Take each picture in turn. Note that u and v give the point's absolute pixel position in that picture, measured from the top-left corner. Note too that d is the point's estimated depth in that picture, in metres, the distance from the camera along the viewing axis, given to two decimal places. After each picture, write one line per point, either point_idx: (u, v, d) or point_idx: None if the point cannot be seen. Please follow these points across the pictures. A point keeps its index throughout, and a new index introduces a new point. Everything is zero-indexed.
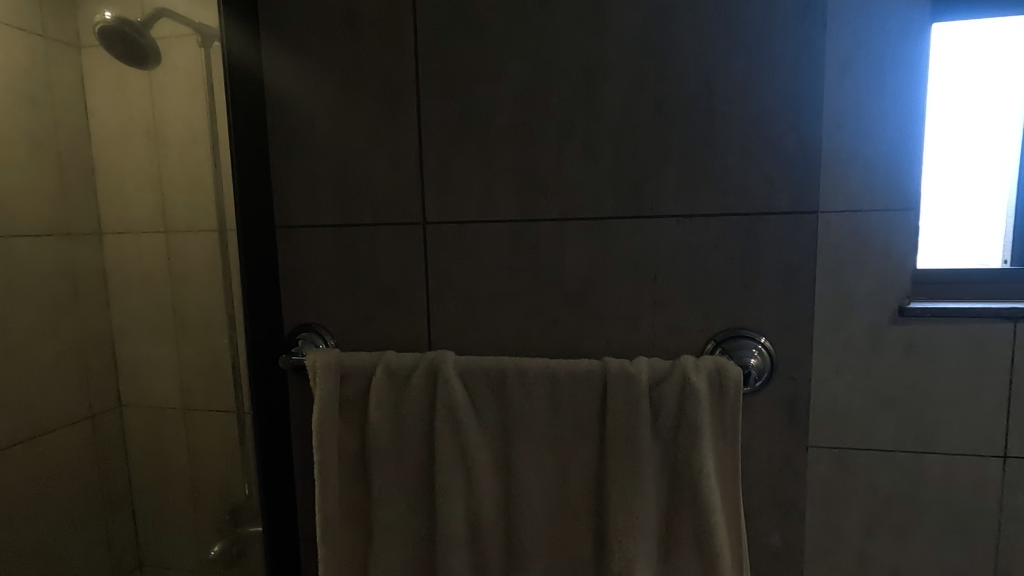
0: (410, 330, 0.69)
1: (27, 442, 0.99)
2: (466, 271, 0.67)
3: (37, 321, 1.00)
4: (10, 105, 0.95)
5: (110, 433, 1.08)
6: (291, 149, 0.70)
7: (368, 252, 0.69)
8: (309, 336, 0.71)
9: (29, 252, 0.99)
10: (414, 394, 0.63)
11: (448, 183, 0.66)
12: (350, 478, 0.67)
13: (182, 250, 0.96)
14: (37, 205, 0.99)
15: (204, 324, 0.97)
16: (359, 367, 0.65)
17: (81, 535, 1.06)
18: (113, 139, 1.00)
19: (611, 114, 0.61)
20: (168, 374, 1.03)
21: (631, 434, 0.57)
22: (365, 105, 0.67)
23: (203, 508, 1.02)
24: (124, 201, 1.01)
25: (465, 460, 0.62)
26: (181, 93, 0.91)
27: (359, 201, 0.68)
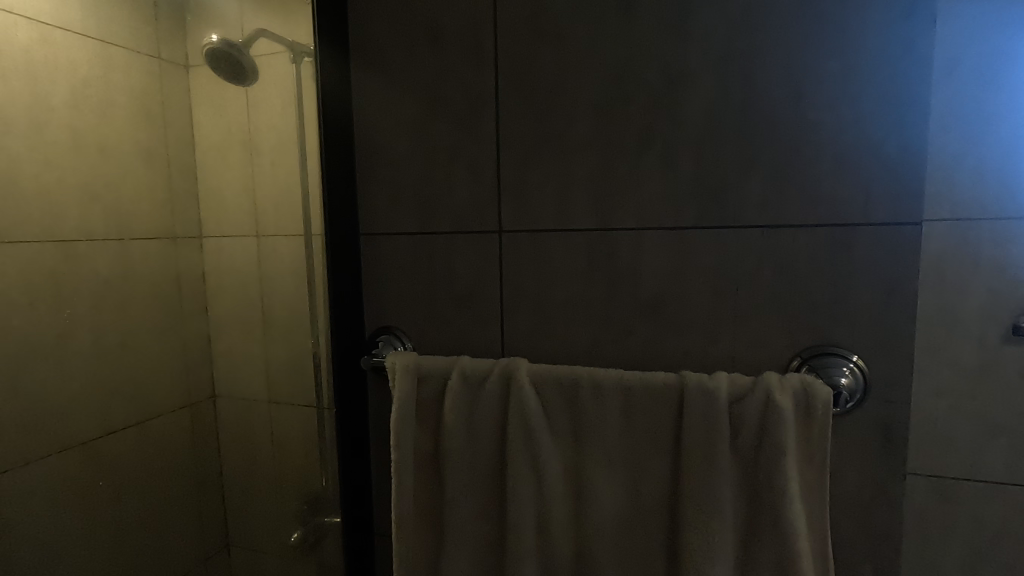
0: (484, 336, 0.71)
1: (138, 425, 1.10)
2: (540, 279, 0.67)
3: (147, 316, 1.10)
4: (128, 120, 1.05)
5: (205, 421, 1.17)
6: (375, 161, 0.73)
7: (446, 259, 0.71)
8: (388, 339, 0.75)
9: (142, 253, 1.08)
10: (487, 400, 0.64)
11: (524, 192, 0.67)
12: (425, 479, 0.69)
13: (271, 252, 1.03)
14: (149, 210, 1.09)
15: (288, 323, 1.03)
16: (435, 371, 0.67)
17: (180, 515, 1.15)
18: (213, 149, 1.09)
19: (693, 123, 0.60)
20: (256, 369, 1.11)
21: (710, 451, 0.55)
22: (445, 117, 0.69)
23: (286, 496, 1.08)
24: (221, 209, 1.10)
25: (537, 468, 0.62)
26: (274, 106, 0.97)
27: (437, 209, 0.71)
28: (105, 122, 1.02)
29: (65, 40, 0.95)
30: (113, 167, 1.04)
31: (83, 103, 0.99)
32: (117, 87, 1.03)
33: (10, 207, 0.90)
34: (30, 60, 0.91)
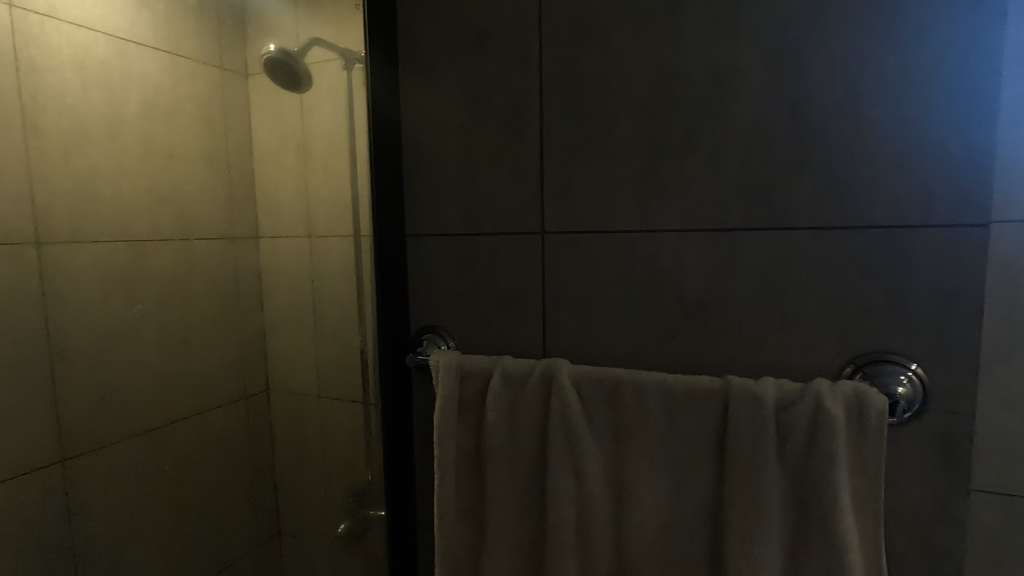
0: (526, 336, 0.71)
1: (197, 415, 1.16)
2: (582, 280, 0.67)
3: (208, 312, 1.16)
4: (193, 128, 1.11)
5: (259, 413, 1.23)
6: (421, 164, 0.75)
7: (489, 260, 0.72)
8: (432, 337, 0.76)
9: (205, 252, 1.15)
10: (529, 399, 0.65)
11: (567, 194, 0.67)
12: (466, 476, 0.70)
13: (321, 252, 1.08)
14: (211, 212, 1.15)
15: (337, 320, 1.07)
16: (477, 369, 0.68)
17: (236, 502, 1.22)
18: (270, 154, 1.14)
19: (741, 122, 0.59)
20: (306, 364, 1.17)
21: (755, 457, 0.54)
22: (490, 121, 0.70)
23: (332, 488, 1.13)
24: (277, 211, 1.16)
25: (577, 469, 0.62)
26: (326, 111, 1.01)
27: (481, 211, 0.72)
28: (173, 130, 1.09)
29: (138, 53, 1.02)
30: (179, 171, 1.10)
31: (153, 113, 1.05)
32: (184, 96, 1.10)
33: (89, 211, 0.97)
34: (107, 73, 0.98)
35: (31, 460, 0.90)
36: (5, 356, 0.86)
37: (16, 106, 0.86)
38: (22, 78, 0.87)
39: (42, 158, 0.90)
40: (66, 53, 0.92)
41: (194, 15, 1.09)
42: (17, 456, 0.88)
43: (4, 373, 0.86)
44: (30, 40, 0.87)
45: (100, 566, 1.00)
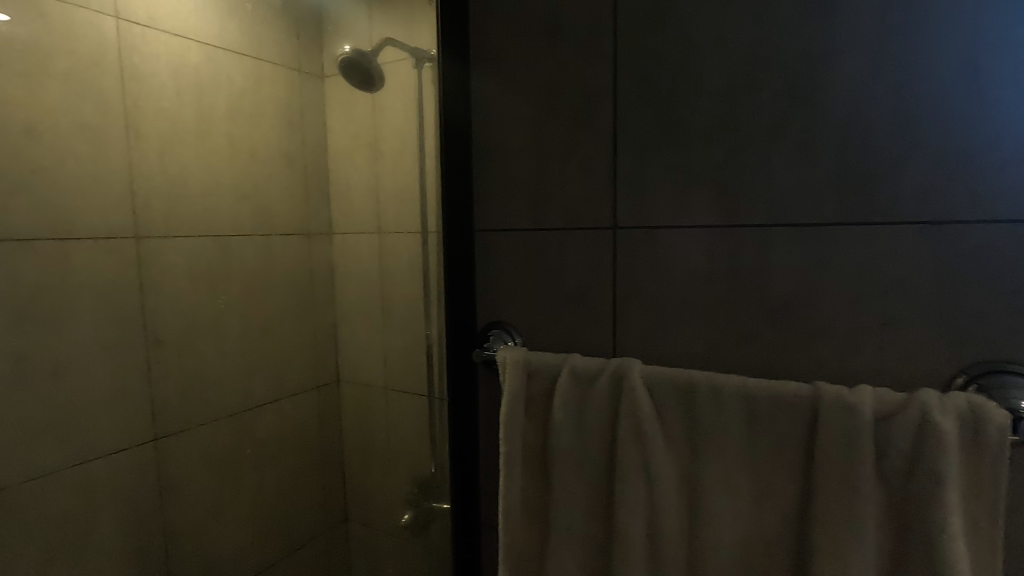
0: (595, 335, 0.69)
1: (274, 402, 1.21)
2: (655, 278, 0.65)
3: (285, 305, 1.21)
4: (274, 128, 1.17)
5: (330, 400, 1.30)
6: (491, 158, 0.74)
7: (558, 256, 0.71)
8: (499, 333, 0.76)
9: (282, 247, 1.20)
10: (598, 399, 0.63)
11: (641, 187, 0.64)
12: (531, 475, 0.69)
13: (390, 247, 1.13)
14: (289, 208, 1.21)
15: (404, 313, 1.12)
16: (545, 367, 0.66)
17: (309, 487, 1.28)
18: (343, 152, 1.20)
19: (838, 107, 0.54)
20: (373, 355, 1.22)
21: (849, 472, 0.50)
22: (561, 114, 0.68)
23: (397, 476, 1.19)
24: (349, 207, 1.22)
25: (648, 473, 0.60)
26: (397, 109, 1.05)
27: (550, 206, 0.70)
28: (256, 130, 1.14)
29: (225, 58, 1.08)
30: (260, 170, 1.16)
31: (238, 115, 1.11)
32: (266, 98, 1.15)
33: (181, 208, 1.04)
34: (198, 78, 1.04)
35: (129, 438, 0.97)
36: (109, 341, 0.93)
37: (120, 110, 0.93)
38: (126, 84, 0.94)
39: (142, 157, 0.97)
40: (163, 61, 0.99)
41: (276, 20, 1.14)
42: (118, 434, 0.95)
43: (108, 356, 0.93)
44: (132, 49, 0.94)
45: (187, 540, 1.07)
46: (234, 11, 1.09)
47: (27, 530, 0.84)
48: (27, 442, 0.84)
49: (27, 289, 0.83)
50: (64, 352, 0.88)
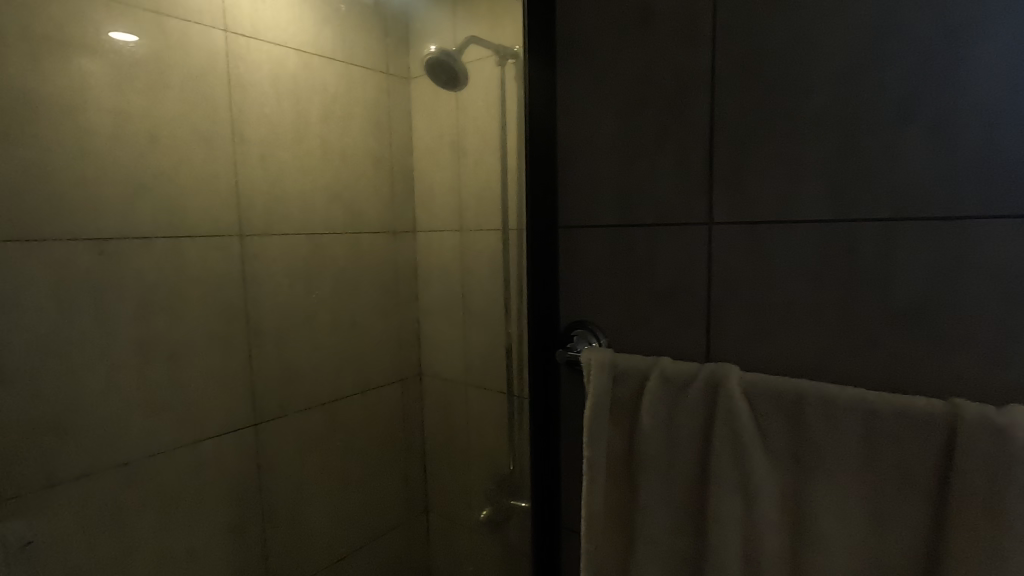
0: (687, 337, 0.65)
1: (360, 394, 1.26)
2: (756, 277, 0.60)
3: (372, 300, 1.26)
4: (363, 130, 1.21)
5: (412, 394, 1.34)
6: (577, 152, 0.72)
7: (647, 253, 0.67)
8: (583, 333, 0.73)
9: (370, 245, 1.24)
10: (691, 407, 0.59)
11: (742, 179, 0.59)
12: (617, 482, 0.66)
13: (472, 246, 1.16)
14: (377, 207, 1.25)
15: (484, 311, 1.15)
16: (633, 370, 0.63)
17: (393, 477, 1.33)
18: (427, 151, 1.24)
19: (983, 82, 0.47)
20: (454, 350, 1.26)
21: (995, 506, 0.43)
22: (653, 103, 0.65)
23: (475, 470, 1.22)
24: (431, 205, 1.25)
25: (746, 489, 0.56)
26: (479, 107, 1.08)
27: (640, 201, 0.67)
28: (347, 132, 1.19)
29: (320, 65, 1.13)
30: (350, 171, 1.20)
31: (330, 118, 1.16)
32: (356, 101, 1.19)
33: (280, 207, 1.10)
34: (296, 84, 1.10)
35: (233, 423, 1.04)
36: (217, 332, 1.01)
37: (227, 117, 1.00)
38: (232, 92, 1.00)
39: (246, 161, 1.03)
40: (265, 69, 1.05)
41: (367, 26, 1.18)
42: (223, 418, 1.03)
43: (216, 346, 1.01)
44: (238, 59, 1.01)
45: (283, 521, 1.14)
46: (328, 19, 1.14)
47: (147, 502, 0.93)
48: (149, 422, 0.92)
49: (147, 282, 0.91)
50: (178, 341, 0.95)
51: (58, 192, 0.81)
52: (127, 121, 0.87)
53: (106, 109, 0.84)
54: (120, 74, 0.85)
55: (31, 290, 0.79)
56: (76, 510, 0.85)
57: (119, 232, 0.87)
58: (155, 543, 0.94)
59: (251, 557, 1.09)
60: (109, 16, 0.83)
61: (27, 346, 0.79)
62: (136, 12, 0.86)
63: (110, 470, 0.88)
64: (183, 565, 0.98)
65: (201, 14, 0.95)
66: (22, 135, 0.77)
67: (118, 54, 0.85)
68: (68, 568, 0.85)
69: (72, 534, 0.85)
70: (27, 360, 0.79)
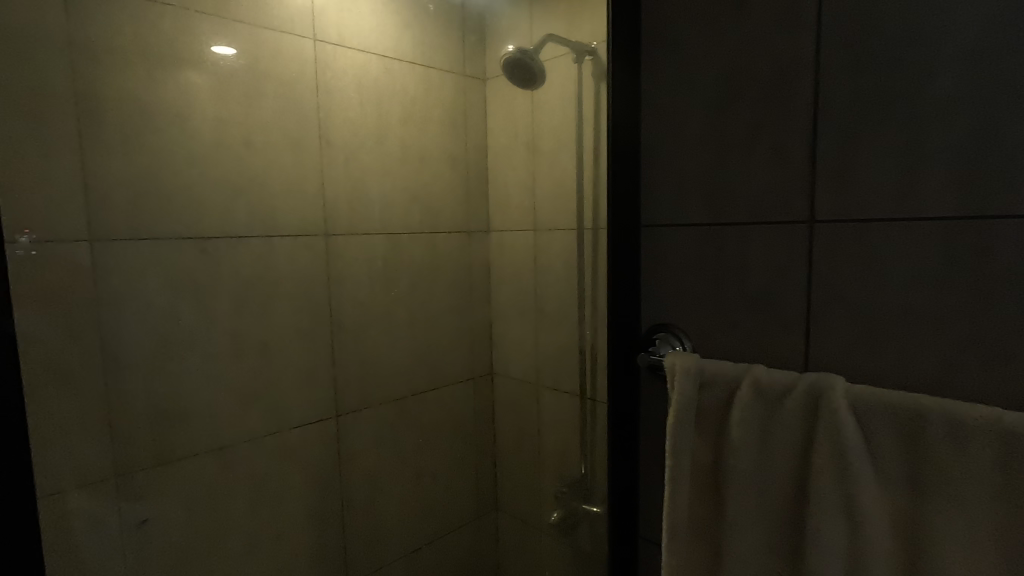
0: (783, 344, 0.61)
1: (434, 390, 1.28)
2: (864, 281, 0.55)
3: (447, 299, 1.28)
4: (441, 131, 1.23)
5: (484, 392, 1.36)
6: (662, 148, 0.69)
7: (738, 254, 0.63)
8: (666, 336, 0.71)
9: (446, 245, 1.26)
10: (787, 420, 0.55)
11: (849, 174, 0.55)
12: (702, 494, 0.63)
13: (546, 246, 1.16)
14: (452, 208, 1.26)
15: (558, 311, 1.15)
16: (722, 377, 0.60)
17: (465, 474, 1.35)
18: (502, 152, 1.25)
19: None
20: (527, 350, 1.26)
21: None
22: (747, 94, 0.61)
23: (546, 472, 1.24)
24: (506, 205, 1.26)
25: (851, 512, 0.51)
26: (556, 105, 1.09)
27: (731, 198, 0.63)
28: (425, 134, 1.21)
29: (401, 69, 1.16)
30: (428, 172, 1.22)
31: (410, 121, 1.18)
32: (434, 104, 1.21)
33: (362, 208, 1.13)
34: (378, 89, 1.13)
35: (317, 414, 1.09)
36: (304, 327, 1.06)
37: (316, 121, 1.04)
38: (320, 98, 1.04)
39: (332, 163, 1.08)
40: (350, 75, 1.09)
41: (445, 28, 1.21)
42: (309, 409, 1.08)
43: (303, 340, 1.06)
44: (326, 67, 1.05)
45: (360, 510, 1.18)
46: (409, 24, 1.16)
47: (239, 486, 0.99)
48: (242, 410, 0.98)
49: (242, 279, 0.97)
50: (269, 335, 1.01)
51: (167, 195, 0.87)
52: (226, 129, 0.93)
53: (209, 118, 0.90)
54: (221, 86, 0.91)
55: (143, 285, 0.86)
56: (178, 490, 0.91)
57: (218, 232, 0.93)
58: (246, 524, 1.00)
59: (331, 544, 1.13)
60: (212, 32, 0.89)
61: (140, 337, 0.86)
62: (236, 26, 0.92)
63: (208, 453, 0.94)
64: (271, 547, 1.04)
65: (294, 24, 0.99)
66: (137, 144, 0.84)
67: (219, 67, 0.91)
68: (172, 544, 0.91)
69: (175, 511, 0.91)
70: (140, 349, 0.86)
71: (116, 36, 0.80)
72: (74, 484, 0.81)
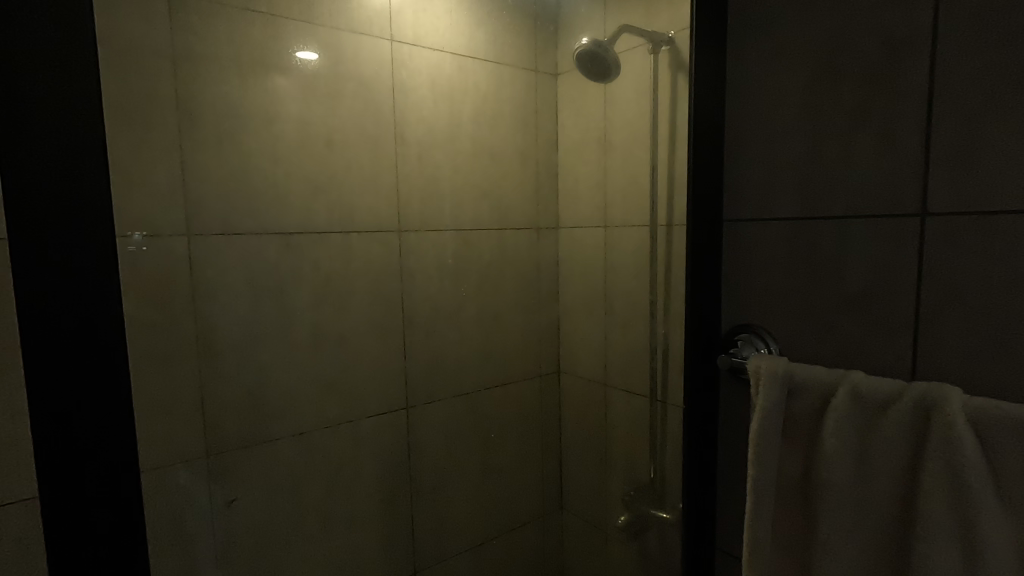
0: (887, 349, 0.56)
1: (502, 386, 1.28)
2: (986, 282, 0.49)
3: (516, 295, 1.28)
4: (512, 128, 1.23)
5: (551, 391, 1.34)
6: (750, 137, 0.65)
7: (835, 250, 0.58)
8: (748, 338, 0.66)
9: (515, 241, 1.26)
10: (892, 432, 0.50)
11: (971, 162, 0.49)
12: (789, 508, 0.59)
13: (618, 243, 1.14)
14: (521, 204, 1.26)
15: (629, 310, 1.12)
16: (814, 383, 0.55)
17: (530, 471, 1.34)
18: (572, 147, 1.23)
19: None
20: (595, 349, 1.24)
21: None
22: (849, 76, 0.56)
23: (613, 473, 1.22)
24: (577, 201, 1.24)
25: (967, 537, 0.46)
26: (630, 98, 1.06)
27: (828, 190, 0.58)
28: (496, 130, 1.21)
29: (474, 66, 1.16)
30: (498, 168, 1.22)
31: (482, 118, 1.19)
32: (506, 100, 1.21)
33: (434, 204, 1.15)
34: (451, 87, 1.14)
35: (389, 405, 1.12)
36: (377, 320, 1.09)
37: (391, 120, 1.07)
38: (395, 97, 1.07)
39: (406, 160, 1.10)
40: (425, 74, 1.10)
41: (518, 25, 1.20)
42: (382, 400, 1.11)
43: (377, 333, 1.09)
44: (402, 66, 1.07)
45: (429, 501, 1.20)
46: (482, 22, 1.17)
47: (315, 471, 1.03)
48: (320, 399, 1.02)
49: (322, 272, 1.01)
50: (345, 326, 1.05)
51: (255, 192, 0.92)
52: (310, 128, 0.97)
53: (294, 118, 0.95)
54: (305, 88, 0.95)
55: (234, 277, 0.91)
56: (261, 471, 0.97)
57: (301, 227, 0.98)
58: (321, 507, 1.04)
59: (400, 532, 1.16)
60: (297, 37, 0.94)
61: (229, 325, 0.91)
62: (319, 30, 0.96)
63: (288, 438, 0.99)
64: (344, 531, 1.08)
65: (373, 26, 1.02)
66: (230, 144, 0.89)
67: (303, 70, 0.95)
68: (256, 520, 0.97)
69: (258, 491, 0.96)
70: (231, 337, 0.91)
71: (213, 43, 0.86)
72: (179, 458, 0.86)
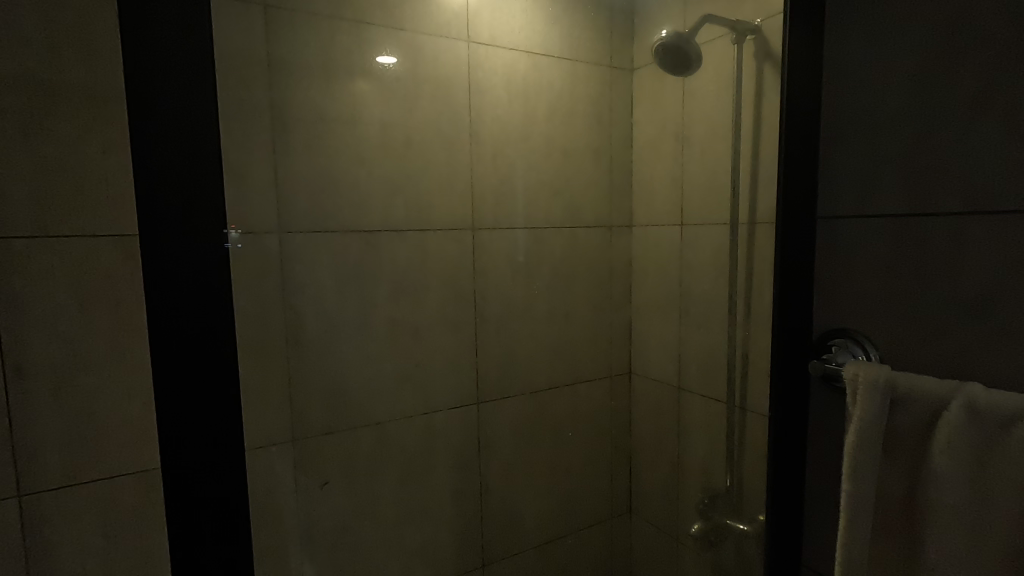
0: (1007, 358, 0.53)
1: (571, 386, 1.27)
2: None
3: (591, 293, 1.27)
4: (585, 125, 1.21)
5: (620, 391, 1.32)
6: (852, 135, 0.66)
7: (947, 251, 0.57)
8: (844, 343, 0.67)
9: (587, 240, 1.25)
10: (1013, 451, 0.48)
11: None
12: (890, 521, 0.57)
13: (694, 241, 1.10)
14: (594, 202, 1.24)
15: (707, 311, 1.09)
16: (922, 395, 0.53)
17: (597, 472, 1.32)
18: (648, 142, 1.20)
19: None
20: (669, 349, 1.20)
21: None
22: (964, 68, 0.54)
23: (686, 480, 1.18)
24: (651, 199, 1.21)
25: None
26: (711, 91, 1.02)
27: (937, 188, 0.57)
28: (570, 126, 1.20)
29: (547, 63, 1.16)
30: (573, 166, 1.21)
31: (555, 115, 1.18)
32: (580, 96, 1.20)
33: (506, 202, 1.15)
34: (525, 84, 1.15)
35: (460, 399, 1.14)
36: (451, 316, 1.11)
37: (467, 119, 1.08)
38: (471, 97, 1.08)
39: (480, 158, 1.11)
40: (500, 73, 1.11)
41: (593, 19, 1.18)
42: (455, 394, 1.13)
43: (449, 328, 1.11)
44: (478, 65, 1.08)
45: (496, 498, 1.21)
46: (557, 19, 1.16)
47: (391, 461, 1.07)
48: (395, 391, 1.06)
49: (399, 269, 1.04)
50: (421, 321, 1.08)
51: (339, 191, 0.97)
52: (391, 129, 1.00)
53: (375, 120, 0.99)
54: (386, 90, 0.99)
55: (320, 272, 0.96)
56: (341, 457, 1.01)
57: (381, 226, 1.02)
58: (396, 495, 1.08)
59: (471, 526, 1.18)
60: (380, 41, 0.97)
61: (316, 318, 0.96)
62: (399, 34, 0.99)
63: (365, 428, 1.03)
64: (417, 520, 1.11)
65: (450, 28, 1.04)
66: (319, 146, 0.94)
67: (385, 74, 0.98)
68: (337, 504, 1.01)
69: (340, 476, 1.01)
70: (314, 330, 0.96)
71: (304, 49, 0.91)
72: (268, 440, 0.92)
